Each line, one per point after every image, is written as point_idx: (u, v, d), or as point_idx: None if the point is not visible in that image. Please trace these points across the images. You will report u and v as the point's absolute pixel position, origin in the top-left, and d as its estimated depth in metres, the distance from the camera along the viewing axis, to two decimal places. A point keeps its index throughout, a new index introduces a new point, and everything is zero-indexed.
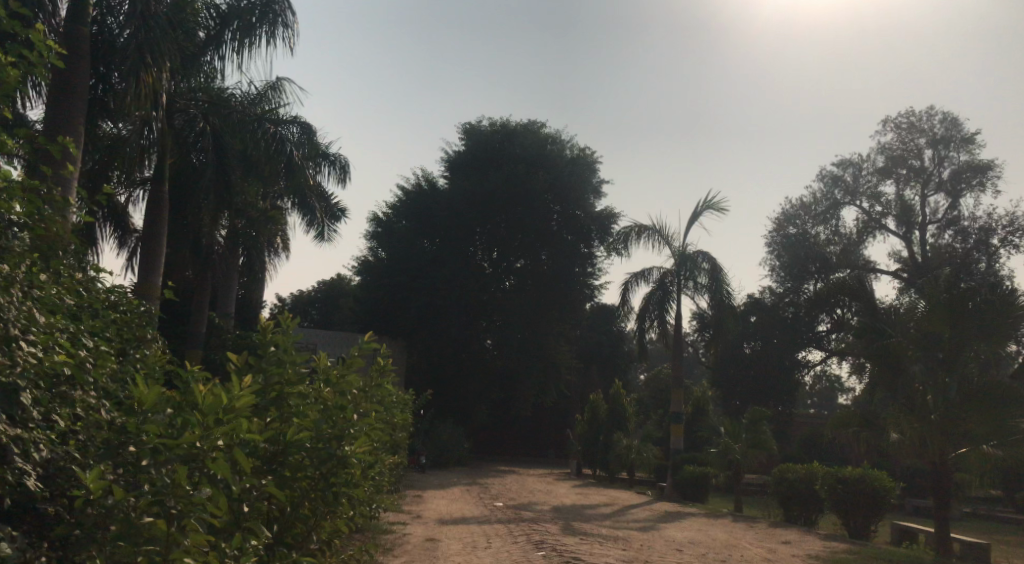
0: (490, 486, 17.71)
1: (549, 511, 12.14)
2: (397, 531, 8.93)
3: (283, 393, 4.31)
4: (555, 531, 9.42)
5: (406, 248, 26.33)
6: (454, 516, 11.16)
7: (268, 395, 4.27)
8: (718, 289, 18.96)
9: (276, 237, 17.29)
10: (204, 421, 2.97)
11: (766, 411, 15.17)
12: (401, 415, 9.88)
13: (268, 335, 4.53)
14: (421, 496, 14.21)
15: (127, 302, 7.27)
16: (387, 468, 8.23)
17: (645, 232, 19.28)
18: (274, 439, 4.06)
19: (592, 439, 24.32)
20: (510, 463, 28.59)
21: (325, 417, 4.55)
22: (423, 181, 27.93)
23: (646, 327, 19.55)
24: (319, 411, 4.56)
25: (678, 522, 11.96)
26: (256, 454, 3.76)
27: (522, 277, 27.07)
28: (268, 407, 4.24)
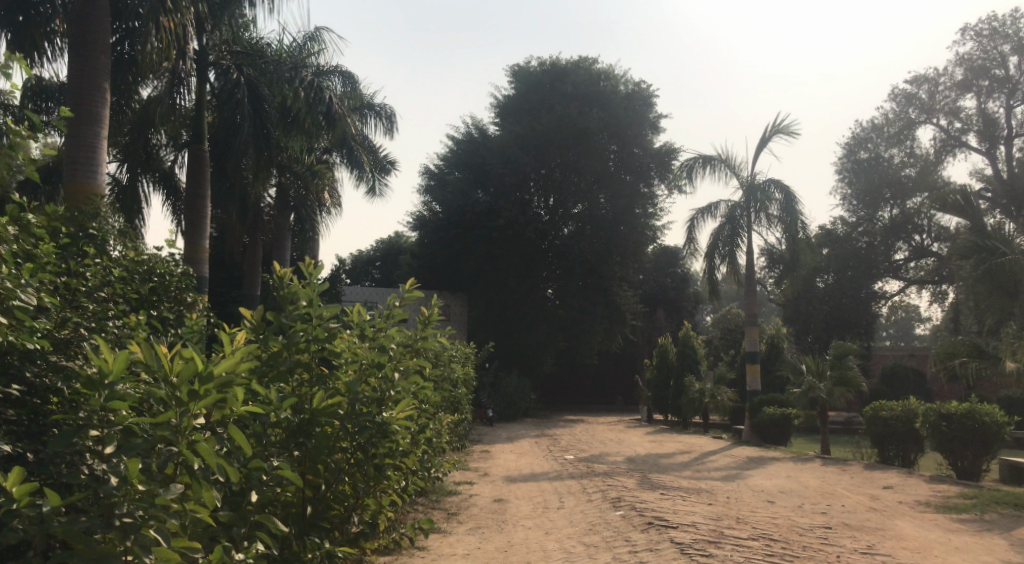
0: (559, 437, 17.21)
1: (623, 463, 11.48)
2: (463, 493, 8.42)
3: (310, 354, 3.71)
4: (632, 485, 8.73)
5: (461, 198, 25.50)
6: (523, 472, 10.64)
7: (293, 356, 3.65)
8: (791, 220, 17.73)
9: (326, 193, 16.78)
10: (179, 395, 2.31)
11: (853, 345, 14.14)
12: (459, 370, 9.31)
13: (292, 288, 3.84)
14: (489, 452, 13.74)
15: (164, 267, 6.84)
16: (448, 427, 7.64)
17: (709, 163, 18.13)
18: (297, 408, 3.45)
19: (663, 383, 23.52)
20: (579, 411, 28.09)
21: (360, 380, 3.90)
22: (473, 128, 27.06)
23: (715, 265, 18.50)
24: (352, 372, 3.92)
25: (763, 469, 11.13)
26: (263, 431, 3.13)
27: (581, 223, 25.64)
28: (292, 371, 3.62)
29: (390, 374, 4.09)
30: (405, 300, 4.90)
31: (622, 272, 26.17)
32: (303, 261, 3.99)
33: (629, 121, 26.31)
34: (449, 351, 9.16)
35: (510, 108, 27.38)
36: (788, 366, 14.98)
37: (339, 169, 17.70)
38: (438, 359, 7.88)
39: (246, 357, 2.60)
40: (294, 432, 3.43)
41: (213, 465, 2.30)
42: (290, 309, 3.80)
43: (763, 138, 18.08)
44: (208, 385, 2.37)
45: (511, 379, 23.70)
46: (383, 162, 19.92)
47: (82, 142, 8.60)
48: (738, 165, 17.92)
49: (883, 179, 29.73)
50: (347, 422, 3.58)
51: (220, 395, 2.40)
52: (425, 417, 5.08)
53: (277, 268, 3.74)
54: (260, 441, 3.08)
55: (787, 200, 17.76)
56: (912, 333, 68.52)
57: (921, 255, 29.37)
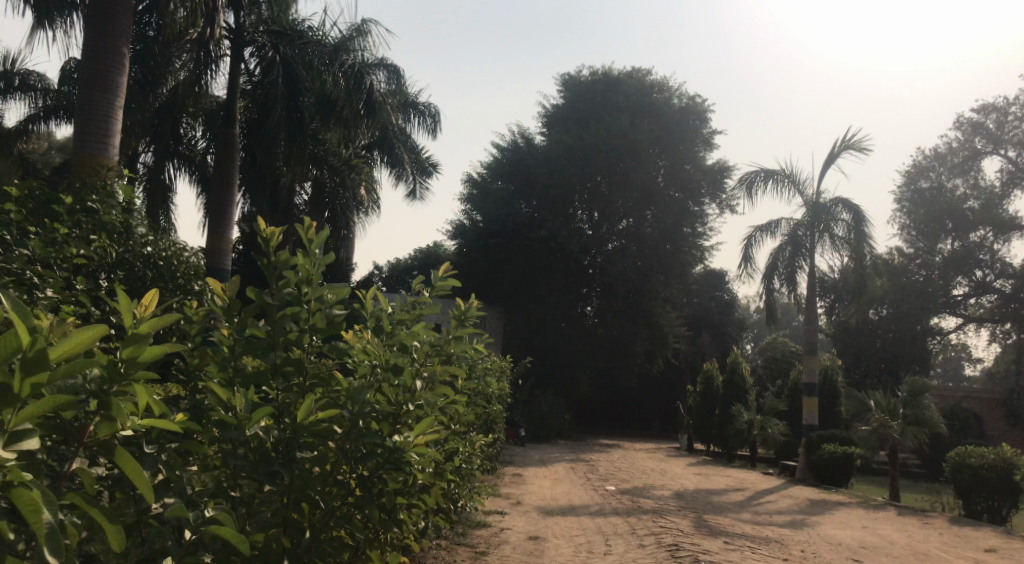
0: (596, 464, 16.02)
1: (671, 498, 10.28)
2: (493, 526, 7.37)
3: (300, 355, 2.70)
4: (688, 529, 7.59)
5: (502, 209, 24.43)
6: (561, 502, 9.54)
7: (267, 352, 2.64)
8: (859, 243, 16.41)
9: (364, 191, 15.92)
10: None
11: (929, 384, 12.77)
12: (494, 384, 8.27)
13: (284, 257, 2.79)
14: (520, 476, 12.64)
15: (160, 249, 5.90)
16: (482, 448, 6.59)
17: (772, 178, 16.86)
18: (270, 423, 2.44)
19: (707, 411, 22.22)
20: (614, 436, 26.81)
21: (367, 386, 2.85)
22: (519, 136, 26.11)
23: (774, 287, 17.20)
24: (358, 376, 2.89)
25: (831, 515, 9.84)
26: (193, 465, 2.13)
27: (627, 239, 24.56)
28: (277, 372, 2.63)
29: (412, 383, 3.01)
30: (435, 292, 3.84)
31: (667, 293, 24.80)
32: (299, 224, 2.95)
33: (681, 136, 25.19)
34: (485, 362, 8.15)
35: (558, 117, 26.39)
36: (853, 401, 13.64)
37: (378, 168, 16.84)
38: (471, 369, 6.83)
39: (149, 340, 1.59)
40: (267, 459, 2.40)
41: (41, 528, 1.27)
42: (273, 285, 2.76)
43: (831, 154, 16.84)
44: (40, 380, 1.35)
45: (545, 398, 22.55)
46: (424, 164, 19.03)
47: (95, 110, 7.80)
48: (803, 182, 16.65)
49: (942, 208, 27.66)
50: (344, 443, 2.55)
51: (69, 395, 1.39)
52: (451, 441, 3.97)
53: (260, 225, 2.70)
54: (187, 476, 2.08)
55: (856, 222, 16.44)
56: (960, 376, 65.70)
57: (981, 291, 27.23)
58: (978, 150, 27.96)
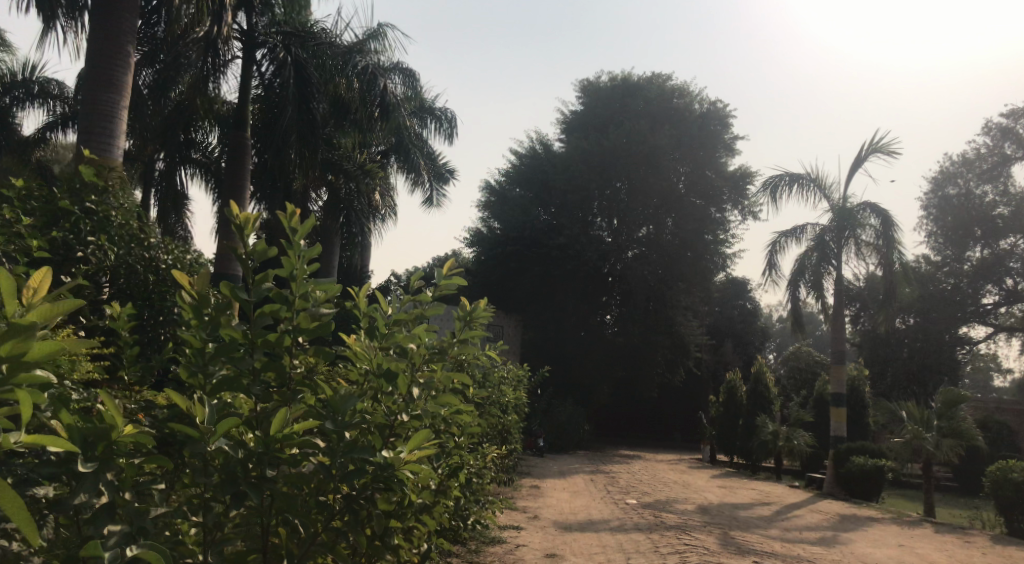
0: (616, 476, 15.59)
1: (695, 513, 9.87)
2: (507, 542, 7.03)
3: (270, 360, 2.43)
4: (715, 546, 7.22)
5: (520, 215, 24.19)
6: (579, 517, 9.18)
7: (231, 355, 2.35)
8: (888, 249, 15.87)
9: (380, 196, 15.66)
10: None
11: (964, 395, 12.35)
12: (510, 392, 7.94)
13: (266, 250, 2.47)
14: (538, 488, 12.27)
15: None
16: (497, 459, 6.26)
17: (797, 182, 16.38)
18: (236, 437, 2.14)
19: (731, 422, 21.72)
20: (635, 447, 26.36)
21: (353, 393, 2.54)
22: (537, 143, 25.82)
23: (800, 294, 16.70)
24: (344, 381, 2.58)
25: (864, 532, 9.39)
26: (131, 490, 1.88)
27: (647, 247, 24.13)
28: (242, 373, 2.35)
29: (409, 390, 2.69)
30: (439, 291, 3.52)
31: (689, 301, 24.34)
32: (282, 212, 2.65)
33: (702, 142, 24.76)
34: (501, 370, 7.82)
35: (577, 123, 26.07)
36: (884, 412, 13.14)
37: (394, 172, 16.58)
38: (485, 377, 6.49)
39: (34, 333, 1.50)
40: (234, 478, 2.08)
41: None
42: (250, 278, 2.45)
43: (859, 158, 16.34)
44: None
45: (565, 408, 22.15)
46: (441, 170, 18.76)
47: (99, 109, 7.57)
48: (829, 186, 16.16)
49: (969, 216, 26.83)
50: (324, 459, 2.24)
51: None
52: (455, 452, 3.64)
53: (234, 212, 2.41)
54: (118, 497, 1.84)
55: (885, 227, 15.91)
56: (989, 384, 64.31)
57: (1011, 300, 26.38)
58: (1007, 155, 27.05)
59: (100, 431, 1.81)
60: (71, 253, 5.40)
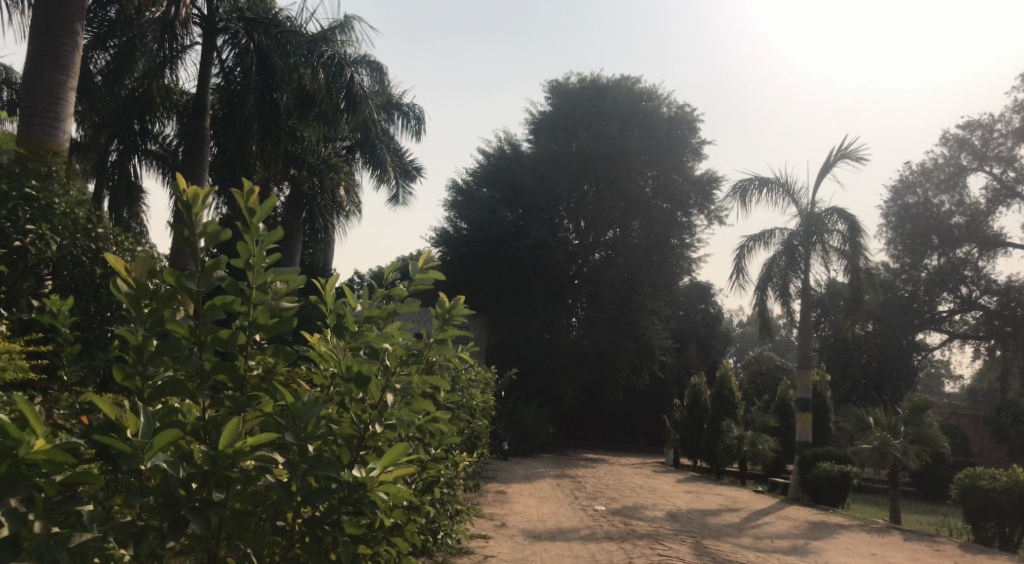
0: (582, 480, 15.36)
1: (665, 520, 9.65)
2: (475, 553, 6.71)
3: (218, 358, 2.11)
4: (689, 557, 7.00)
5: (486, 215, 23.87)
6: (548, 525, 8.90)
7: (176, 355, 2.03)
8: (855, 255, 15.89)
9: (345, 192, 15.23)
10: None
11: (931, 400, 12.50)
12: (479, 396, 7.62)
13: (218, 233, 2.13)
14: (504, 493, 11.97)
15: None
16: (466, 466, 5.94)
17: (766, 187, 16.34)
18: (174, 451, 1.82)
19: (695, 426, 21.68)
20: (598, 450, 26.20)
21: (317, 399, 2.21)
22: (505, 143, 25.54)
23: (767, 298, 16.66)
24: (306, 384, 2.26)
25: (833, 540, 9.27)
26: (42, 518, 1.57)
27: (613, 250, 24.00)
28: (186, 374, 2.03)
29: (382, 395, 2.37)
30: (414, 287, 3.20)
31: (654, 305, 24.26)
32: (238, 190, 2.31)
33: (670, 146, 24.72)
34: (469, 373, 7.50)
35: (546, 124, 25.87)
36: (851, 418, 13.11)
37: (360, 169, 16.16)
38: (454, 380, 6.16)
39: None
40: (174, 503, 1.77)
41: None
42: (198, 265, 2.12)
43: (827, 163, 16.37)
44: None
45: (529, 411, 21.89)
46: (408, 167, 18.38)
47: (41, 89, 7.10)
48: (798, 191, 16.15)
49: (926, 224, 26.94)
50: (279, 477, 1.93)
51: None
52: (428, 465, 3.30)
53: (179, 188, 2.09)
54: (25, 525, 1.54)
55: (852, 233, 15.95)
56: (943, 389, 65.59)
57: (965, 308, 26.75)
58: (964, 165, 27.19)
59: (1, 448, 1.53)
60: (6, 243, 4.97)
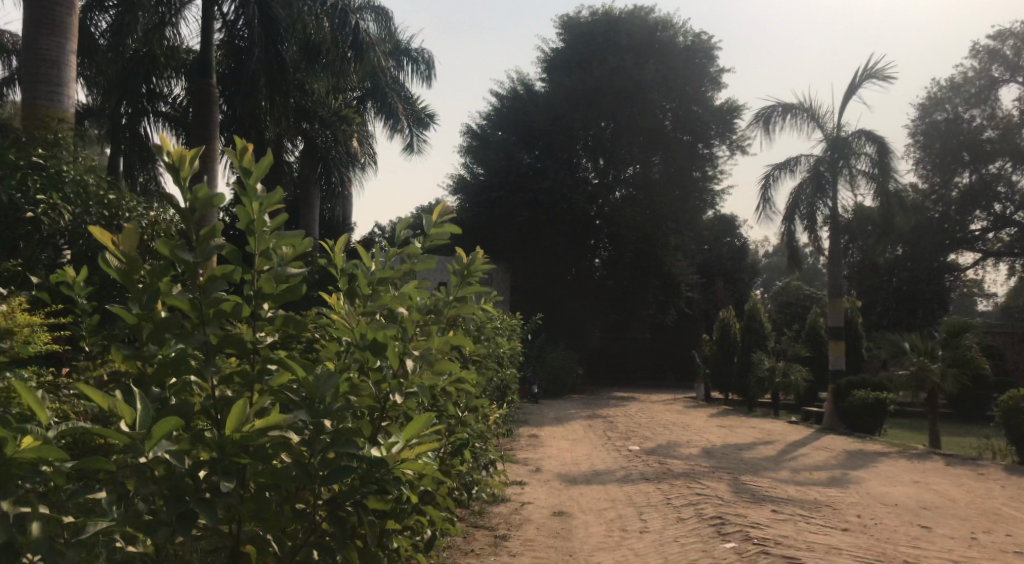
0: (614, 420, 15.39)
1: (700, 457, 9.57)
2: (511, 501, 6.69)
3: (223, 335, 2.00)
4: (728, 494, 6.93)
5: (503, 159, 23.52)
6: (584, 467, 8.88)
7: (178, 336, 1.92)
8: (884, 177, 15.41)
9: (360, 144, 15.00)
10: None
11: (969, 322, 12.22)
12: (506, 344, 7.50)
13: (211, 200, 1.98)
14: (537, 437, 11.98)
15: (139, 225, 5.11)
16: (498, 415, 5.84)
17: (790, 113, 15.82)
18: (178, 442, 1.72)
19: (725, 360, 21.57)
20: (629, 388, 26.21)
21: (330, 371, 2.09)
22: (519, 83, 24.99)
23: (795, 228, 16.30)
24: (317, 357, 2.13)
25: (873, 469, 9.14)
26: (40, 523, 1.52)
27: (634, 187, 23.56)
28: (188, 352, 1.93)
29: (402, 362, 2.23)
30: (430, 242, 3.03)
31: (678, 241, 23.88)
32: (232, 149, 2.15)
33: (688, 76, 24.03)
34: (494, 321, 7.36)
35: (559, 61, 25.23)
36: (886, 344, 12.87)
37: (372, 119, 15.88)
38: (479, 330, 6.01)
39: None
40: (181, 495, 1.69)
41: None
42: (193, 235, 1.98)
43: (853, 84, 15.75)
44: None
45: (558, 353, 21.88)
46: (421, 114, 18.03)
47: (42, 55, 6.90)
48: (824, 115, 15.60)
49: (955, 140, 25.85)
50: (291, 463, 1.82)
51: None
52: (454, 429, 3.17)
53: (165, 150, 1.92)
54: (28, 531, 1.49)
55: (881, 155, 15.44)
56: (976, 308, 64.66)
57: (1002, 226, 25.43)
58: (995, 78, 26.08)
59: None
60: (20, 214, 4.87)
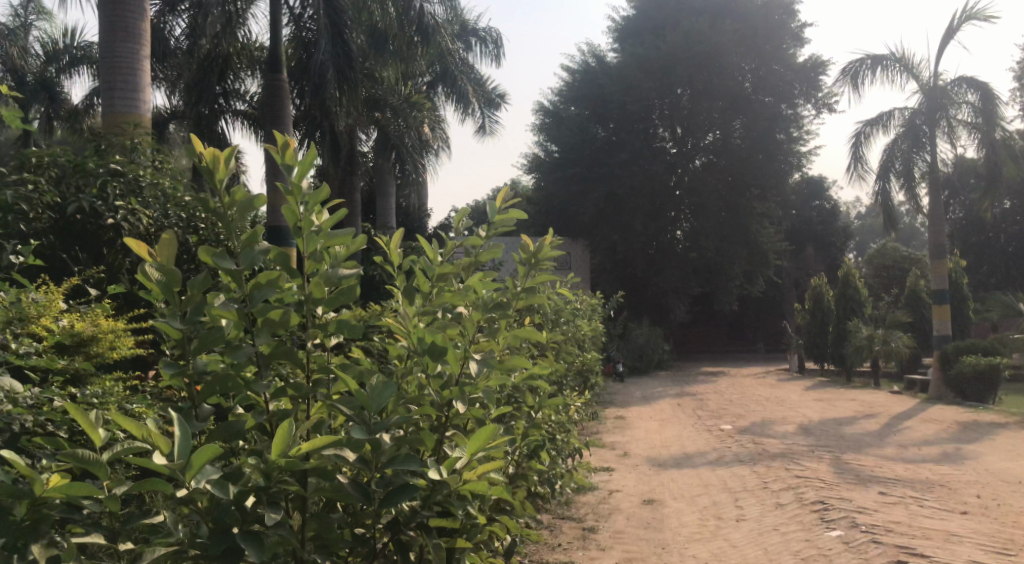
0: (703, 397, 14.94)
1: (797, 436, 9.12)
2: (600, 489, 6.48)
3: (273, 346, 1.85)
4: (831, 476, 6.52)
5: (578, 134, 23.10)
6: (674, 450, 8.58)
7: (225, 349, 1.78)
8: (989, 127, 14.36)
9: (432, 129, 14.95)
10: None
11: None
12: (587, 327, 7.26)
13: (250, 200, 1.83)
14: (624, 419, 11.72)
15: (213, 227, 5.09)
16: (581, 403, 5.62)
17: (880, 65, 14.87)
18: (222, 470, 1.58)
19: (819, 329, 20.69)
20: (717, 362, 25.53)
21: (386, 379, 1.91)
22: (590, 56, 24.46)
23: (891, 187, 15.37)
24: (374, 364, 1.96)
25: (989, 442, 8.50)
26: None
27: (715, 154, 22.75)
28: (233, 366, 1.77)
29: (467, 364, 2.03)
30: (494, 231, 2.84)
31: (763, 208, 23.02)
32: (273, 144, 1.99)
33: (767, 35, 22.99)
34: (573, 305, 7.13)
35: (631, 30, 24.56)
36: (998, 306, 11.99)
37: (443, 104, 15.80)
38: (555, 316, 5.79)
39: None
40: (227, 528, 1.55)
41: None
42: (235, 238, 1.83)
43: (951, 29, 14.65)
44: None
45: (642, 330, 21.45)
46: (491, 95, 17.84)
47: (117, 62, 7.02)
48: (918, 64, 14.59)
49: None
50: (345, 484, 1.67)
51: None
52: (529, 433, 2.99)
53: (197, 153, 1.79)
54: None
55: (985, 103, 14.37)
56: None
57: None
58: None
59: (16, 491, 1.40)
60: (100, 221, 4.81)
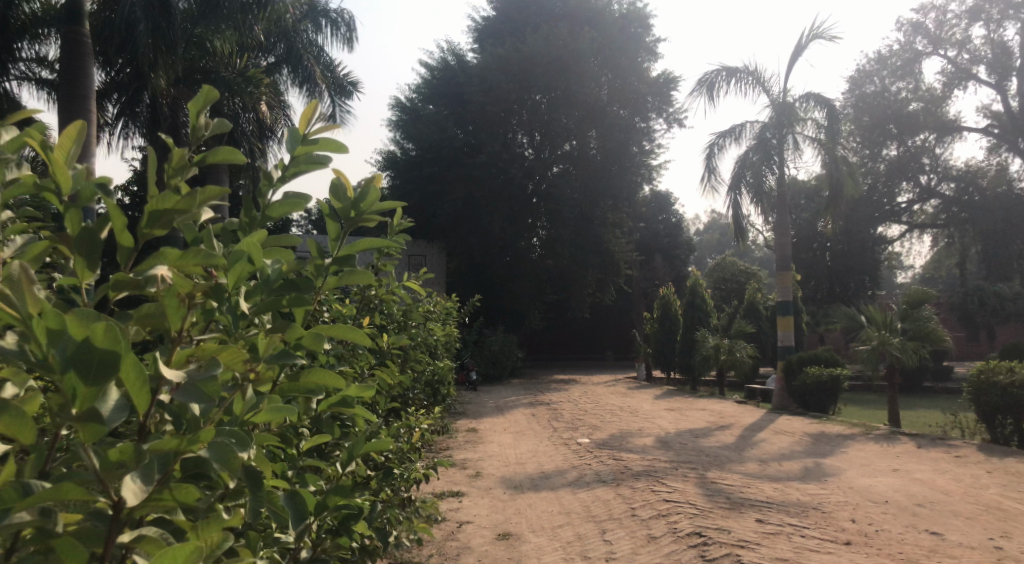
0: (558, 407, 14.32)
1: (657, 450, 8.59)
2: (446, 523, 5.52)
3: None
4: (700, 498, 5.94)
5: (434, 131, 22.13)
6: (531, 468, 7.80)
7: None
8: (832, 145, 14.80)
9: (274, 112, 13.51)
10: None
11: (928, 292, 11.53)
12: (439, 331, 6.29)
13: None
14: (477, 432, 10.80)
15: None
16: (427, 424, 4.67)
17: (734, 77, 14.99)
18: None
19: (666, 338, 20.85)
20: (569, 370, 25.31)
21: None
22: (449, 54, 23.68)
23: (741, 199, 15.52)
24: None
25: (844, 456, 8.33)
26: None
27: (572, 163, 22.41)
28: None
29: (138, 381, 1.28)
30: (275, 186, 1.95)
31: (615, 218, 22.93)
32: None
33: (622, 46, 22.96)
34: (425, 304, 6.15)
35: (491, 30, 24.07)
36: (841, 316, 12.17)
37: (286, 86, 14.40)
38: (403, 318, 4.82)
39: None
40: None
41: None
42: None
43: (799, 45, 15.01)
44: None
45: (495, 337, 20.75)
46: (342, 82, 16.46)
47: None
48: (768, 79, 14.79)
49: (885, 113, 24.41)
50: None
51: None
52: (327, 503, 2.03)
53: None
54: None
55: (828, 121, 14.78)
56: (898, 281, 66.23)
57: (925, 198, 25.44)
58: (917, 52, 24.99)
59: None
60: None
